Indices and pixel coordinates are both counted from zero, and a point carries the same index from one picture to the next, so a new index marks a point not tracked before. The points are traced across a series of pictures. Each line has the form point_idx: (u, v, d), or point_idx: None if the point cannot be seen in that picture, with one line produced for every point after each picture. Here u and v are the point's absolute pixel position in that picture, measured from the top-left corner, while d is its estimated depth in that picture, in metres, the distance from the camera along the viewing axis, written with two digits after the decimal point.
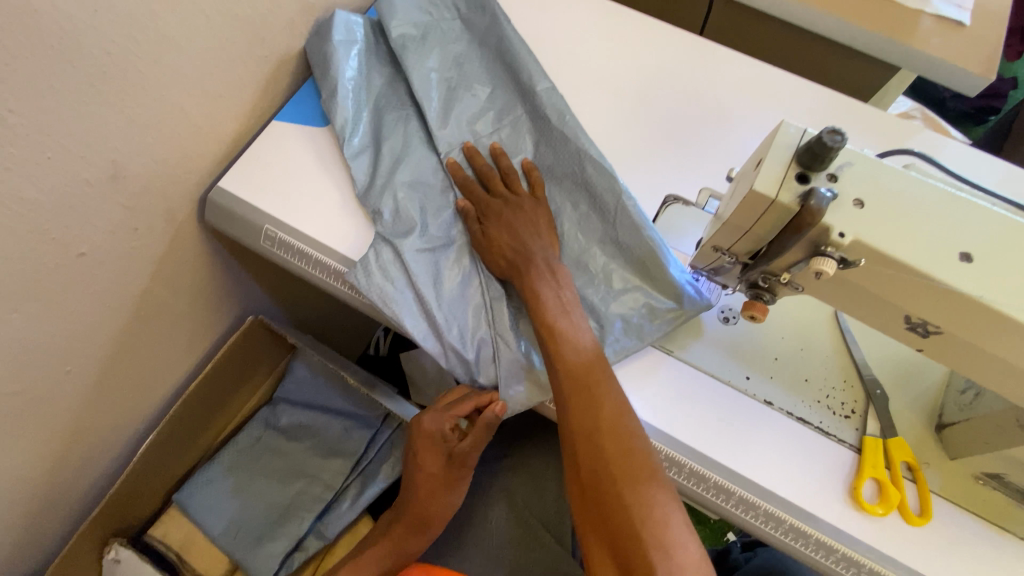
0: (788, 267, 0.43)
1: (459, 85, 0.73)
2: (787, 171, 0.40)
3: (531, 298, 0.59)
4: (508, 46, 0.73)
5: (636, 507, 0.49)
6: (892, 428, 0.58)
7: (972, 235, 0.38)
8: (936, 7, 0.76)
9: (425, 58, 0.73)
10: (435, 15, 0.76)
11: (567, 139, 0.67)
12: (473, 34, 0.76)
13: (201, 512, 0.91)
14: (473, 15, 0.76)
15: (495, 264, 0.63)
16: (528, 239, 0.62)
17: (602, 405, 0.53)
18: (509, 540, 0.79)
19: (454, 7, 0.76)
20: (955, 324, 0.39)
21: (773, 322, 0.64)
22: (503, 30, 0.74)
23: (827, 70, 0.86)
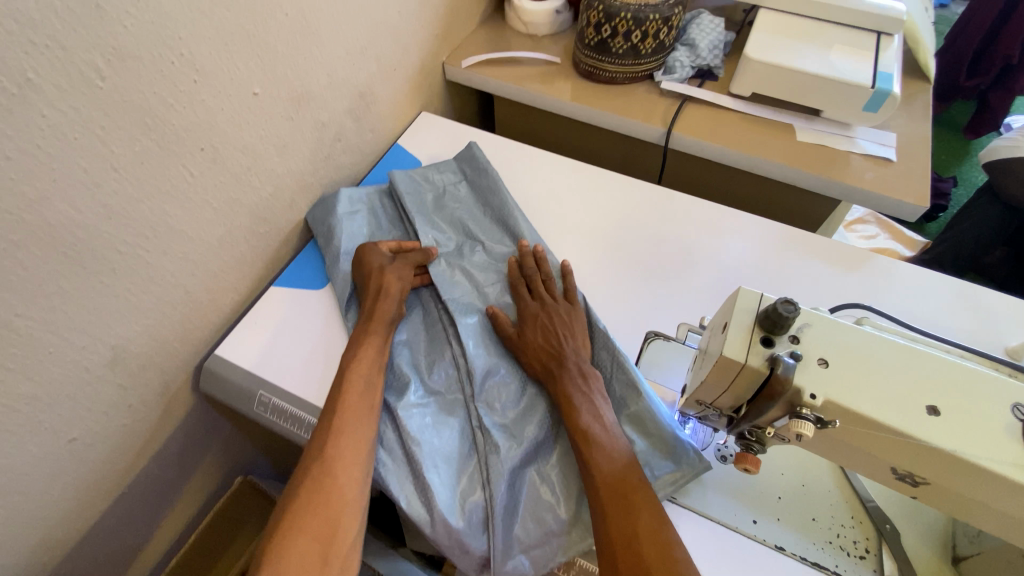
0: (770, 422, 0.44)
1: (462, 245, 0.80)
2: (751, 335, 0.43)
3: (563, 400, 0.62)
4: (512, 213, 0.82)
5: None
6: (911, 567, 0.55)
7: (934, 389, 0.41)
8: (863, 147, 0.87)
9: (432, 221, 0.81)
10: (445, 182, 0.86)
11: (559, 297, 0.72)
12: (477, 194, 0.85)
13: None
14: (476, 177, 0.86)
15: (529, 360, 0.67)
16: (559, 338, 0.67)
17: (638, 511, 0.53)
18: None
19: (462, 173, 0.87)
20: (939, 476, 0.41)
21: (768, 459, 0.63)
22: (506, 197, 0.83)
23: (776, 206, 0.95)
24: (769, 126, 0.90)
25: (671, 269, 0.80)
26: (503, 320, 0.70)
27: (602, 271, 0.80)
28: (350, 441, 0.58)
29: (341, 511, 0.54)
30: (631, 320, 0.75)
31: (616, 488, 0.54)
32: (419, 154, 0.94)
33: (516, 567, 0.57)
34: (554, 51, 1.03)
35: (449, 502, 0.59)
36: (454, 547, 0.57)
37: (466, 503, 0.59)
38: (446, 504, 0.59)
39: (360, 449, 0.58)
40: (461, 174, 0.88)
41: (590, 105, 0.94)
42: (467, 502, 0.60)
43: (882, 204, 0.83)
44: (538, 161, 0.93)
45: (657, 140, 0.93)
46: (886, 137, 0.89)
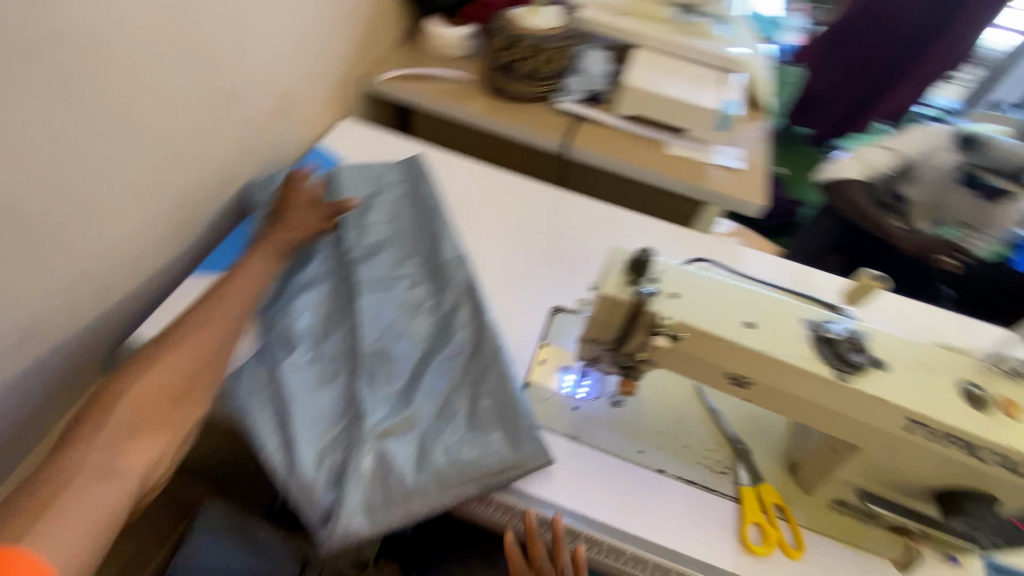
0: (639, 347, 0.56)
1: (374, 243, 0.84)
2: (621, 279, 0.56)
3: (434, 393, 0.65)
4: (433, 219, 0.87)
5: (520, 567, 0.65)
6: (758, 475, 0.70)
7: (750, 310, 0.55)
8: (718, 160, 1.07)
9: (365, 213, 0.87)
10: (383, 180, 0.92)
11: (453, 294, 0.79)
12: (413, 194, 0.91)
13: None
14: (416, 178, 0.93)
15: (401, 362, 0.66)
16: None
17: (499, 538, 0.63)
18: None
19: (402, 173, 0.94)
20: (759, 374, 0.54)
21: (648, 401, 0.76)
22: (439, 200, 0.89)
23: (653, 206, 1.13)
24: (647, 141, 1.08)
25: (571, 256, 0.92)
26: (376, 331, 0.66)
27: (512, 258, 0.90)
28: (197, 338, 0.64)
29: (187, 381, 0.61)
30: (538, 297, 0.86)
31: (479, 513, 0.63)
32: (340, 155, 1.00)
33: (355, 526, 0.60)
34: (465, 71, 1.16)
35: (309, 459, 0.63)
36: (303, 497, 0.61)
37: (327, 463, 0.64)
38: (302, 460, 0.63)
39: (188, 357, 0.62)
40: (402, 174, 0.94)
41: (499, 119, 1.06)
42: (325, 459, 0.64)
43: (733, 204, 1.03)
44: (454, 166, 1.03)
45: (557, 151, 1.07)
46: (735, 153, 1.10)
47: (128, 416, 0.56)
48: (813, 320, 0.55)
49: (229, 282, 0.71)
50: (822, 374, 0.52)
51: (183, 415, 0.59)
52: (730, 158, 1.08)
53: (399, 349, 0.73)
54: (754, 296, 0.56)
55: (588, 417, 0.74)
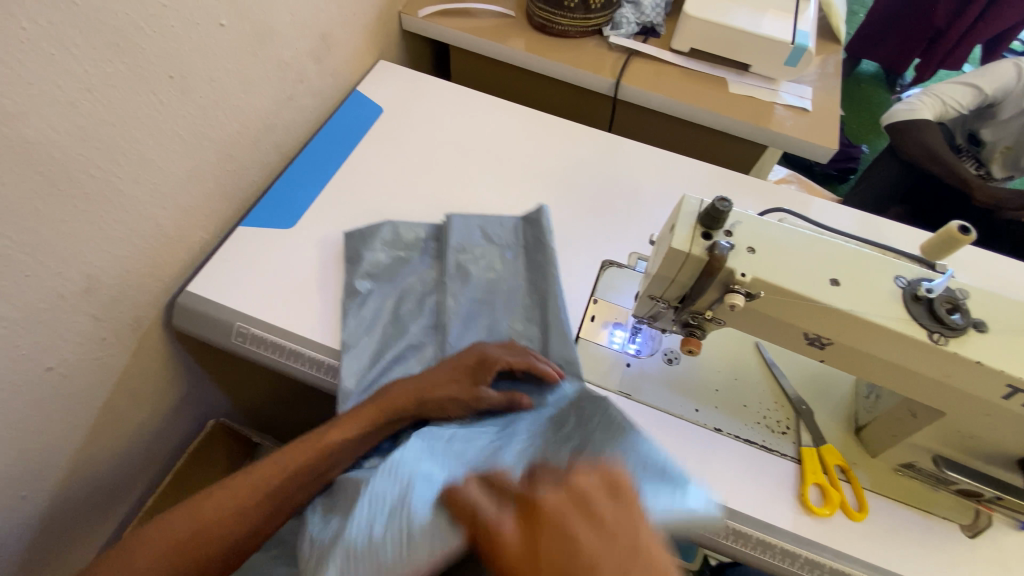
0: (708, 305, 0.53)
1: (480, 323, 0.73)
2: (694, 231, 0.51)
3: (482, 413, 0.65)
4: (548, 306, 0.73)
5: (584, 538, 0.41)
6: (821, 436, 0.67)
7: (834, 266, 0.50)
8: (785, 99, 0.98)
9: (471, 278, 0.76)
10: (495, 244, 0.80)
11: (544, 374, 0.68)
12: (529, 262, 0.78)
13: None
14: (533, 246, 0.79)
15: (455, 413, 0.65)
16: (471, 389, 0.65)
17: (571, 533, 0.41)
18: None
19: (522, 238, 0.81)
20: (840, 335, 0.50)
21: (706, 359, 0.73)
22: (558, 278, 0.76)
23: (710, 151, 1.05)
24: (706, 80, 0.99)
25: (623, 207, 0.88)
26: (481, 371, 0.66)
27: (563, 208, 0.86)
28: (217, 508, 0.57)
29: (193, 545, 0.55)
30: (589, 250, 0.82)
31: (529, 509, 0.43)
32: (380, 101, 0.96)
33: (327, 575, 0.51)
34: (508, 6, 1.07)
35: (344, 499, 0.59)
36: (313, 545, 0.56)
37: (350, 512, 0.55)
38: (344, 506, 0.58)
39: (225, 506, 0.58)
40: (517, 240, 0.81)
41: (545, 57, 0.99)
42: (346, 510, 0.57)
43: (801, 148, 0.95)
44: (497, 111, 0.98)
45: (607, 92, 0.99)
46: (804, 91, 1.00)
47: (148, 550, 0.54)
48: (906, 278, 0.50)
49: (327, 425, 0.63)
50: (912, 334, 0.48)
51: (188, 560, 0.55)
52: (798, 95, 0.99)
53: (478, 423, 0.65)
54: (839, 251, 0.51)
55: (642, 374, 0.72)
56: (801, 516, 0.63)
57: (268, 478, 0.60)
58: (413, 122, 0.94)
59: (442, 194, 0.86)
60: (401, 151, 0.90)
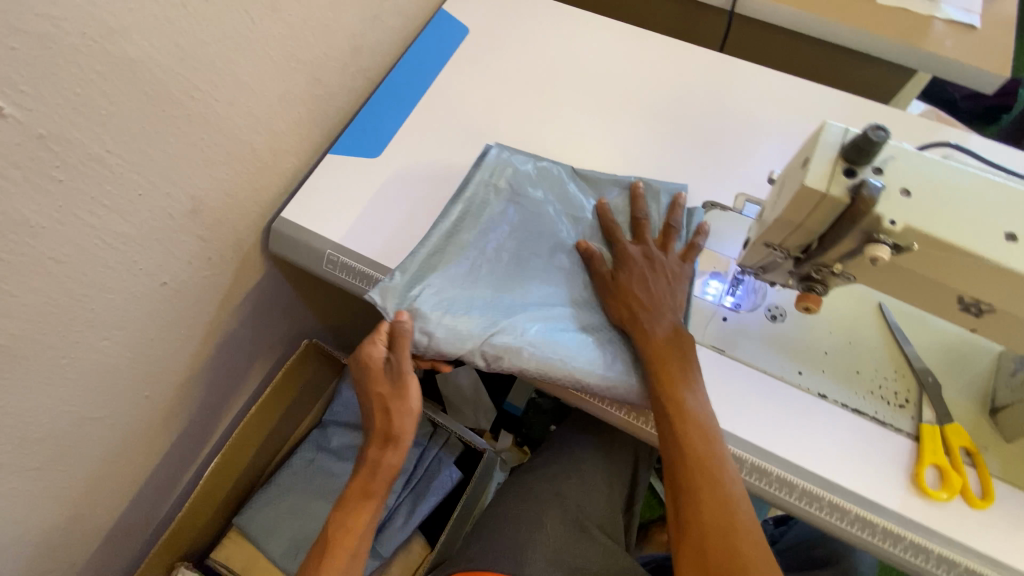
0: (839, 258, 0.46)
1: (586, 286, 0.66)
2: (834, 167, 0.43)
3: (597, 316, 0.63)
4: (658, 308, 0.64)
5: (695, 462, 0.52)
6: (947, 414, 0.59)
7: (1014, 217, 0.41)
8: (947, 12, 0.80)
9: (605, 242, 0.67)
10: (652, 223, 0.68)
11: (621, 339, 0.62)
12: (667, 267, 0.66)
13: (262, 532, 0.92)
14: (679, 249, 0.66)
15: (617, 312, 0.61)
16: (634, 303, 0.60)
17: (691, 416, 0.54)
18: (562, 534, 0.73)
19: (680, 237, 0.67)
20: (1006, 302, 0.42)
21: (816, 316, 0.65)
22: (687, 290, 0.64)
23: (840, 76, 0.90)
24: None
25: (731, 141, 0.78)
26: (598, 259, 0.64)
27: (663, 140, 0.78)
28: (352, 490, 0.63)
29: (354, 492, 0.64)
30: (690, 189, 0.74)
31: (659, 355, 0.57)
32: (468, 20, 0.89)
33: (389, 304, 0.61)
34: None
35: (415, 284, 0.62)
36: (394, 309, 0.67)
37: None
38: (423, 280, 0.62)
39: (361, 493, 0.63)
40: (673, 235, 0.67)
41: None
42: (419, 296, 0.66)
43: (962, 73, 0.79)
44: (595, 29, 0.88)
45: (722, 6, 0.86)
46: (973, 2, 0.81)
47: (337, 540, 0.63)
48: None
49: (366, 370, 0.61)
50: None
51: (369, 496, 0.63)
52: (964, 7, 0.81)
53: (570, 342, 0.60)
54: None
55: (741, 328, 0.65)
56: (910, 497, 0.57)
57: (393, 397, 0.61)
58: (501, 43, 0.87)
59: (530, 123, 0.80)
60: (488, 74, 0.84)
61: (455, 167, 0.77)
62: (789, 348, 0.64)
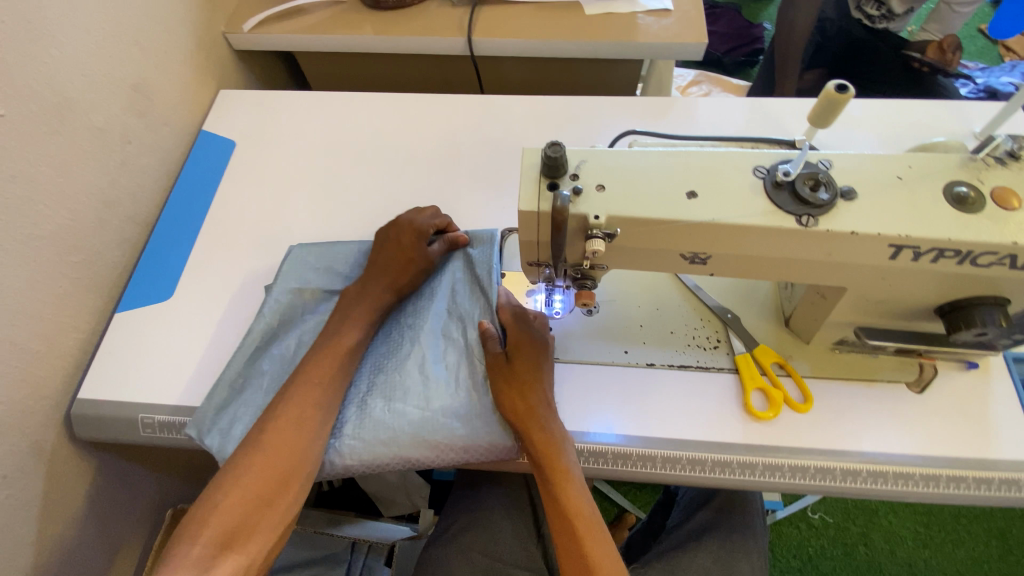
0: (581, 256, 0.50)
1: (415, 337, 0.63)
2: (539, 185, 0.47)
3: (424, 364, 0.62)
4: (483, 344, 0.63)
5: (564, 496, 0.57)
6: (752, 340, 0.66)
7: (690, 176, 0.47)
8: (644, 5, 0.92)
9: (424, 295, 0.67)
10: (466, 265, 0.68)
11: (457, 393, 0.60)
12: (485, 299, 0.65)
13: None
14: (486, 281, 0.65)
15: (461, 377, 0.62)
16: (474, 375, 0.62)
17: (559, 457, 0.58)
18: None
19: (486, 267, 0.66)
20: (714, 246, 0.48)
21: (626, 297, 0.71)
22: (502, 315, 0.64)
23: (590, 79, 1.00)
24: (559, 8, 0.93)
25: (509, 167, 0.83)
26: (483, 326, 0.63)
27: (452, 185, 0.82)
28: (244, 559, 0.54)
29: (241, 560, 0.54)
30: (485, 224, 0.78)
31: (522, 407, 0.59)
32: (232, 134, 0.89)
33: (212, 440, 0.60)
34: None
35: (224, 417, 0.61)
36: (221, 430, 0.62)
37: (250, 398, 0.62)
38: (239, 401, 0.62)
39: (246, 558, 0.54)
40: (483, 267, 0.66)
41: (387, 35, 0.92)
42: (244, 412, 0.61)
43: (676, 49, 0.90)
44: (363, 107, 0.92)
45: (464, 52, 0.93)
46: None
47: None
48: (766, 166, 0.47)
49: (308, 376, 0.60)
50: (780, 224, 0.45)
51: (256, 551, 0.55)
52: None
53: (400, 416, 0.59)
54: (693, 160, 0.48)
55: (566, 332, 0.69)
56: (749, 425, 0.62)
57: (288, 417, 0.58)
58: (271, 146, 0.88)
59: (320, 212, 0.81)
60: (267, 179, 0.84)
61: (255, 280, 0.75)
62: (610, 333, 0.68)
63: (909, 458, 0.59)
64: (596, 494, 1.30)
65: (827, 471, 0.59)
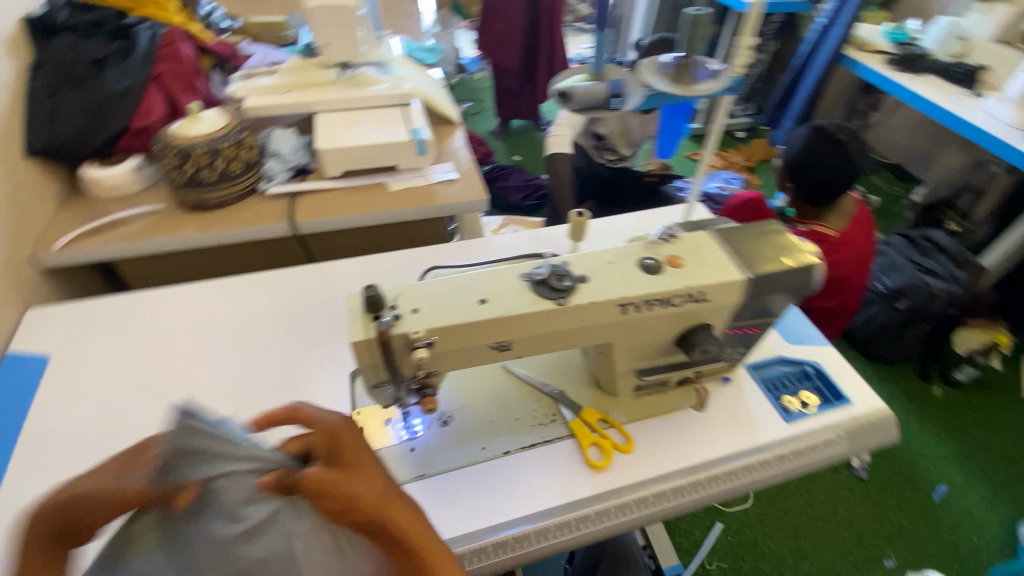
0: (413, 368, 0.61)
1: None
2: (364, 319, 0.59)
3: None
4: None
5: None
6: (579, 405, 0.81)
7: (478, 288, 0.63)
8: (435, 177, 1.18)
9: None
10: None
11: None
12: None
13: None
14: None
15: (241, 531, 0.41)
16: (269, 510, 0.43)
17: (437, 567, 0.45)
18: None
19: None
20: (510, 335, 0.62)
21: (473, 400, 0.81)
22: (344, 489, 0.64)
23: (407, 235, 1.20)
24: (367, 189, 1.15)
25: None
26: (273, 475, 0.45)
27: (296, 344, 0.88)
28: None
29: None
30: (333, 370, 0.84)
31: None
32: (43, 349, 0.86)
33: None
34: (155, 202, 1.09)
35: None
36: None
37: None
38: None
39: None
40: None
41: (212, 231, 1.02)
42: None
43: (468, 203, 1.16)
44: (194, 295, 0.96)
45: (290, 233, 1.07)
46: (446, 165, 1.23)
47: None
48: (530, 270, 0.66)
49: None
50: (548, 306, 0.62)
51: None
52: (443, 169, 1.21)
53: None
54: (478, 276, 0.64)
55: (427, 446, 0.76)
56: (595, 477, 0.73)
57: None
58: (92, 351, 0.86)
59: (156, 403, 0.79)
60: (89, 384, 0.81)
61: None
62: (465, 435, 0.77)
63: (711, 462, 0.75)
64: None
65: (662, 494, 0.73)
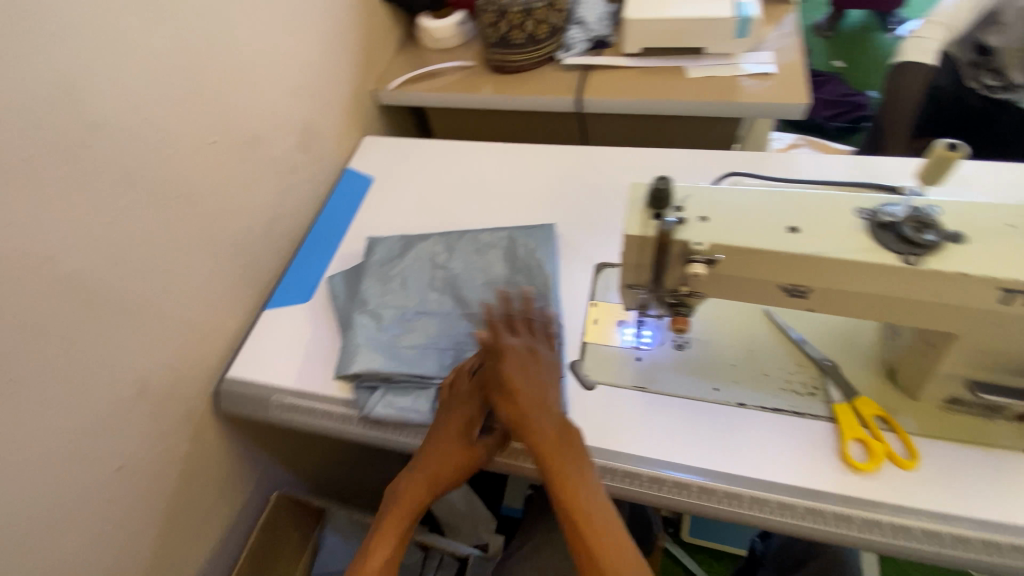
0: (679, 281, 0.55)
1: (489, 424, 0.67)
2: (644, 213, 0.53)
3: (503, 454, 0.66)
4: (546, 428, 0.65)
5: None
6: (853, 390, 0.65)
7: (790, 214, 0.51)
8: (746, 69, 0.99)
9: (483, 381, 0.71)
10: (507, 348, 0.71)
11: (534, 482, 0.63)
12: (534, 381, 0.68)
13: None
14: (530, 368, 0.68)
15: None
16: None
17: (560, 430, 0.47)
18: None
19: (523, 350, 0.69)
20: (815, 281, 0.50)
21: (718, 335, 0.73)
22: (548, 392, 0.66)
23: (688, 135, 1.07)
24: (662, 72, 1.03)
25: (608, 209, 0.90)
26: None
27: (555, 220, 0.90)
28: None
29: None
30: (583, 255, 0.84)
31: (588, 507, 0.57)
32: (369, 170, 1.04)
33: None
34: (466, 58, 1.17)
35: None
36: None
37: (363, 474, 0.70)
38: None
39: None
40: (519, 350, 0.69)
41: (507, 93, 1.06)
42: None
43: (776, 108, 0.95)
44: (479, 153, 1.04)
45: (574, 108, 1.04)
46: (763, 56, 1.01)
47: None
48: (869, 208, 0.50)
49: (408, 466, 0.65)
50: (885, 260, 0.47)
51: None
52: (758, 61, 1.00)
53: None
54: (793, 200, 0.52)
55: (655, 363, 0.71)
56: (847, 476, 0.60)
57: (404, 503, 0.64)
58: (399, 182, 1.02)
59: None
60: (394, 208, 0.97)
61: None
62: (699, 367, 0.70)
63: None
64: (666, 554, 1.25)
65: (935, 536, 0.56)
